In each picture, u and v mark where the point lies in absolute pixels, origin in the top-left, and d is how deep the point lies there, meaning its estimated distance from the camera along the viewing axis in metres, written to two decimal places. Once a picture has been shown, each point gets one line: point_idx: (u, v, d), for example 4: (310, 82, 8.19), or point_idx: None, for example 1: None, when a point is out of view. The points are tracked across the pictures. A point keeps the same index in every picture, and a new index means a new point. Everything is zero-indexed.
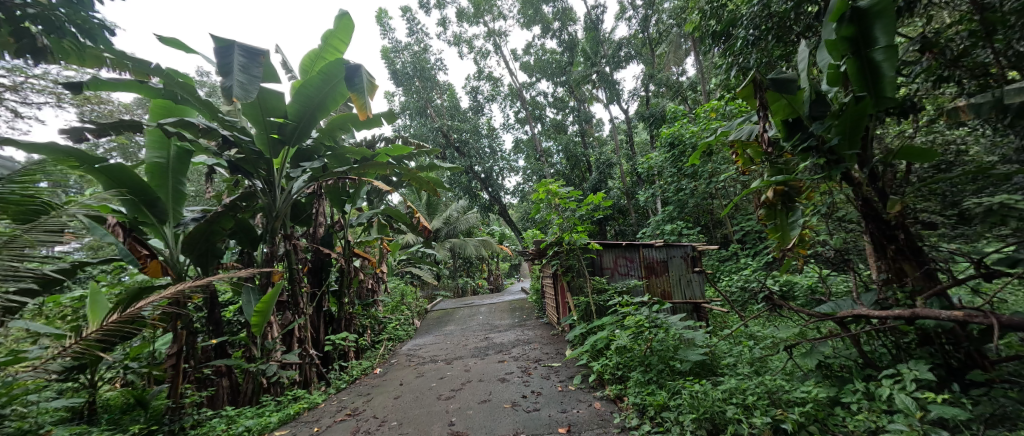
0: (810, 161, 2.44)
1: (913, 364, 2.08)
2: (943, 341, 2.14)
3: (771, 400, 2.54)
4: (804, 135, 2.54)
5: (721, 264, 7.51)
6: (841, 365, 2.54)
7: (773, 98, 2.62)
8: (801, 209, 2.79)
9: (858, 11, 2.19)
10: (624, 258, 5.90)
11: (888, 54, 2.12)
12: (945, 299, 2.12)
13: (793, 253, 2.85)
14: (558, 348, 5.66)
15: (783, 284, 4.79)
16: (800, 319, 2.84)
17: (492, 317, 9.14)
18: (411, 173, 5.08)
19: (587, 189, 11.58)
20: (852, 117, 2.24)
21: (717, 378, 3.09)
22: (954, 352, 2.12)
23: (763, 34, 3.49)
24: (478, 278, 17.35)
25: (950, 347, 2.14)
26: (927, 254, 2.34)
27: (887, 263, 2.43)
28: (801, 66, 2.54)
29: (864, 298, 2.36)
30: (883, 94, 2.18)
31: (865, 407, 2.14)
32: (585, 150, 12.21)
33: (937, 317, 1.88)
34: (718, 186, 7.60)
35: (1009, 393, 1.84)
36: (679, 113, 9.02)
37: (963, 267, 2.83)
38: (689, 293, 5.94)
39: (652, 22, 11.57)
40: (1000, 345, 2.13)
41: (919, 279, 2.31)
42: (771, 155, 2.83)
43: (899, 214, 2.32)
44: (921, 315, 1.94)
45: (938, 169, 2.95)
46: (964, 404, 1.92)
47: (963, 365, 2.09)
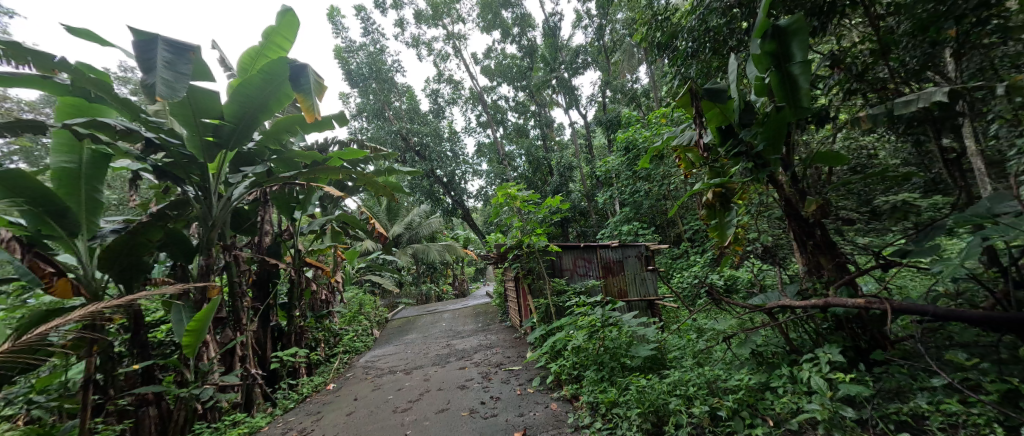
0: (742, 165, 2.67)
1: (827, 348, 2.29)
2: (850, 325, 2.41)
3: (710, 389, 2.70)
4: (735, 140, 2.75)
5: (674, 262, 7.92)
6: (771, 352, 2.76)
7: (707, 107, 2.82)
8: (736, 209, 3.03)
9: (779, 29, 2.43)
10: (583, 259, 6.10)
11: (805, 68, 2.34)
12: (853, 287, 2.37)
13: (731, 250, 3.18)
14: (520, 351, 5.67)
15: (728, 279, 5.12)
16: (738, 310, 3.07)
17: (456, 323, 9.03)
18: (367, 177, 4.86)
19: (550, 192, 11.80)
20: (776, 124, 2.46)
21: (665, 371, 3.25)
22: (862, 334, 2.38)
23: (701, 47, 3.78)
24: (443, 284, 17.06)
25: (859, 330, 2.40)
26: (840, 248, 2.61)
27: (807, 257, 2.68)
28: (731, 78, 2.76)
29: (789, 291, 2.58)
30: (801, 104, 2.38)
31: (790, 390, 2.34)
32: (546, 153, 12.43)
33: (844, 305, 2.09)
34: (670, 188, 8.00)
35: (900, 369, 2.11)
36: (633, 119, 9.45)
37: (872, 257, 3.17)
38: (644, 290, 6.19)
39: (607, 31, 12.06)
40: (899, 327, 2.41)
41: (833, 270, 2.57)
42: (710, 160, 3.04)
43: (815, 213, 2.58)
44: (833, 304, 2.15)
45: (851, 171, 3.30)
46: (868, 381, 2.16)
47: (869, 346, 2.35)
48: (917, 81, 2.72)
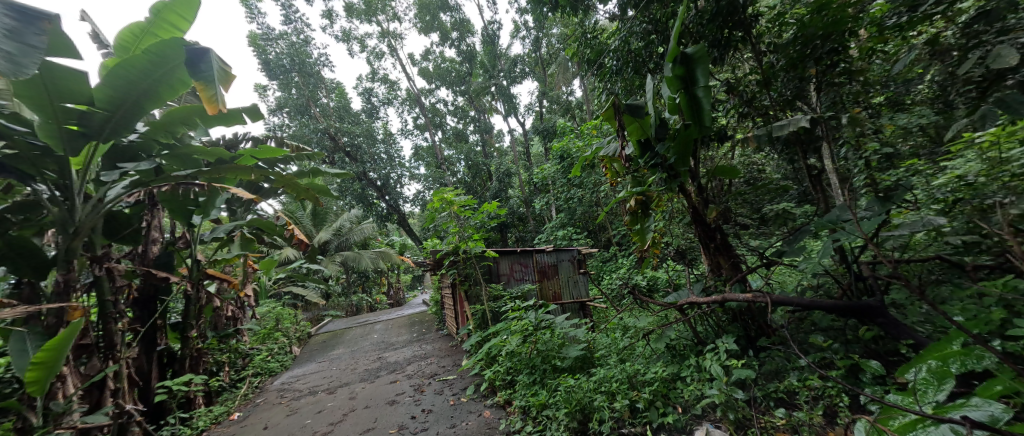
0: (658, 175, 2.94)
1: (725, 338, 2.60)
2: (743, 317, 2.78)
3: (630, 383, 2.90)
4: (652, 153, 3.02)
5: (605, 264, 8.40)
6: (683, 345, 3.05)
7: (629, 121, 3.10)
8: (654, 215, 3.31)
9: (686, 57, 2.76)
10: (520, 264, 6.22)
11: (706, 93, 2.65)
12: (745, 283, 2.72)
13: (649, 252, 3.43)
14: (455, 359, 5.59)
15: (650, 279, 5.57)
16: (655, 308, 3.35)
17: (389, 334, 8.65)
18: (285, 178, 4.42)
19: (488, 197, 11.85)
20: (684, 140, 2.75)
21: (592, 370, 3.44)
22: (751, 324, 2.74)
23: (624, 65, 4.10)
24: (376, 294, 16.22)
25: (750, 321, 2.77)
26: (735, 250, 2.98)
27: (710, 258, 3.04)
28: (648, 96, 3.04)
29: (696, 289, 2.90)
30: (704, 124, 2.69)
31: (696, 378, 2.62)
32: (485, 159, 12.49)
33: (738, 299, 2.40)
34: (601, 196, 8.49)
35: (778, 352, 2.49)
36: (567, 129, 9.91)
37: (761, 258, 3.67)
38: (577, 292, 6.44)
39: (543, 43, 12.56)
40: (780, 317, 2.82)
41: (730, 269, 2.94)
42: (631, 170, 3.31)
43: (716, 219, 2.93)
44: (729, 298, 2.44)
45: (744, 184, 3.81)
46: (755, 366, 2.50)
47: (756, 334, 2.71)
48: (790, 109, 3.25)
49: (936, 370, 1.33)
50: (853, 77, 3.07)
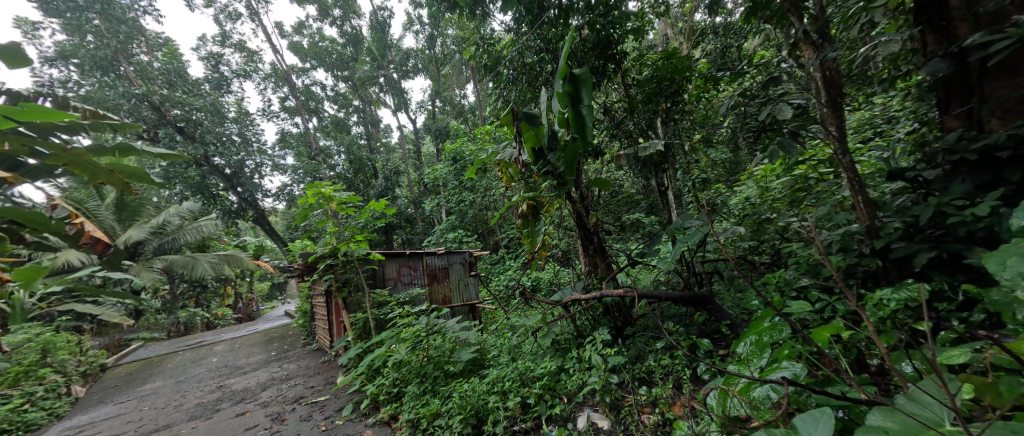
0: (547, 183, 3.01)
1: (600, 330, 2.77)
2: (613, 310, 3.05)
3: (521, 380, 2.89)
4: (543, 161, 3.11)
5: (493, 267, 8.49)
6: (564, 339, 3.19)
7: (525, 128, 3.11)
8: (543, 219, 3.38)
9: (575, 76, 2.86)
10: (408, 267, 5.79)
11: (590, 113, 2.77)
12: (617, 281, 2.95)
13: (538, 254, 3.49)
14: (327, 377, 4.92)
15: (535, 279, 5.82)
16: (540, 307, 3.42)
17: (239, 355, 7.24)
18: (64, 151, 3.30)
19: (371, 196, 10.95)
20: (572, 152, 2.87)
21: (484, 372, 3.37)
22: (619, 316, 3.02)
23: (519, 77, 4.17)
24: (221, 306, 13.48)
25: (620, 314, 3.04)
26: (608, 253, 3.25)
27: (589, 259, 3.25)
28: (541, 107, 3.08)
29: (575, 288, 3.05)
30: (589, 141, 2.83)
31: (578, 368, 2.74)
32: (369, 155, 11.63)
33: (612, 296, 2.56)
34: (492, 199, 8.63)
35: (640, 339, 2.80)
36: (460, 131, 9.83)
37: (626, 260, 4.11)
38: (467, 295, 6.37)
39: (437, 42, 12.33)
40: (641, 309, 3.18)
41: (604, 268, 3.18)
42: (524, 176, 3.34)
43: (594, 223, 3.14)
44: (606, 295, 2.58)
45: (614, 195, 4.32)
46: (625, 353, 2.73)
47: (622, 325, 3.00)
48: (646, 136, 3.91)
49: (754, 343, 1.60)
50: (686, 116, 3.90)
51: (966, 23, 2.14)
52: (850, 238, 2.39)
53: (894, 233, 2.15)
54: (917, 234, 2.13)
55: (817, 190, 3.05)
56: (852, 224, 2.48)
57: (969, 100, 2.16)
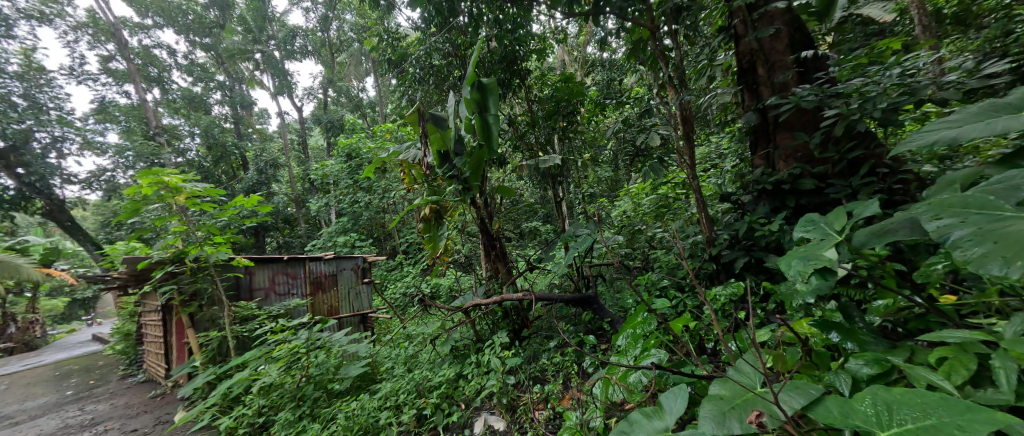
0: (453, 187, 3.05)
1: (500, 333, 2.92)
2: (513, 313, 3.25)
3: (417, 391, 2.86)
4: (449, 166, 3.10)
5: (389, 273, 8.06)
6: (464, 345, 3.29)
7: (432, 129, 3.15)
8: (447, 223, 3.40)
9: (483, 84, 2.97)
10: (285, 275, 5.14)
11: (497, 121, 2.90)
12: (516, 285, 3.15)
13: (440, 260, 3.46)
14: (161, 415, 4.12)
15: (434, 286, 5.73)
16: (441, 313, 3.44)
17: (27, 397, 5.51)
18: None
19: (240, 190, 9.51)
20: (477, 159, 2.93)
21: (375, 387, 3.20)
22: (518, 318, 3.25)
23: (427, 76, 4.18)
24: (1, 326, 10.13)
25: (517, 316, 3.26)
26: (509, 258, 3.43)
27: (492, 264, 3.39)
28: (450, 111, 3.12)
29: (478, 293, 3.13)
30: (493, 149, 2.96)
31: (476, 373, 2.85)
32: (233, 141, 10.24)
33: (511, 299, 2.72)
34: (391, 202, 8.27)
35: (535, 339, 3.01)
36: (357, 125, 9.25)
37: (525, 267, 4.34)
38: (358, 305, 5.95)
39: (333, 27, 11.48)
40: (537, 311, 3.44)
41: (505, 273, 3.35)
42: (428, 178, 3.32)
43: (497, 230, 3.30)
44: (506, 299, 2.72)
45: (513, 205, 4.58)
46: (521, 354, 2.94)
47: (520, 327, 3.22)
48: (545, 149, 4.33)
49: (631, 335, 1.89)
50: (579, 135, 4.42)
51: (766, 87, 2.87)
52: (697, 246, 2.95)
53: (723, 243, 2.71)
54: (741, 243, 2.66)
55: (675, 207, 3.74)
56: (698, 235, 3.06)
57: (767, 143, 2.89)
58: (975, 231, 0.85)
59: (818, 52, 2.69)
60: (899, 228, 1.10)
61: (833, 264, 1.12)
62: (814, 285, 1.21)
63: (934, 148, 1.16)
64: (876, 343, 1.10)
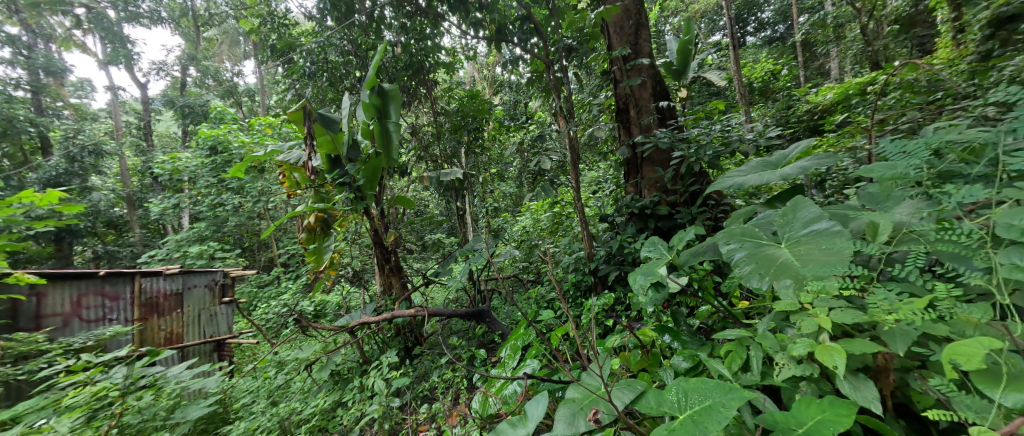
0: (344, 195, 2.76)
1: (387, 353, 2.76)
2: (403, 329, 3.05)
3: (281, 428, 2.54)
4: (339, 172, 2.83)
5: (259, 289, 6.98)
6: (348, 368, 3.09)
7: (320, 131, 2.83)
8: (334, 235, 3.12)
9: (383, 90, 2.86)
10: (100, 296, 3.65)
11: (397, 129, 2.81)
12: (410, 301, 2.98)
13: (324, 274, 3.12)
14: None
15: (314, 304, 5.16)
16: (321, 334, 3.14)
17: None
18: None
19: (42, 182, 7.30)
20: (373, 167, 2.78)
21: (227, 429, 2.68)
22: (409, 335, 3.15)
23: (317, 71, 3.84)
24: None
25: (409, 333, 3.16)
26: (405, 272, 3.25)
27: (383, 278, 3.14)
28: (343, 112, 2.90)
29: (365, 309, 2.84)
30: (392, 157, 2.86)
31: (357, 399, 2.66)
32: (36, 117, 7.88)
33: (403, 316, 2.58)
34: (266, 207, 7.27)
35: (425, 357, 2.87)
36: (227, 116, 8.01)
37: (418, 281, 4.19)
38: (211, 331, 4.49)
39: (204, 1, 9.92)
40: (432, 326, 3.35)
41: (399, 289, 3.15)
42: (315, 184, 3.03)
43: (393, 244, 3.15)
44: (397, 316, 2.58)
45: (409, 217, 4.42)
46: (410, 372, 2.86)
47: (412, 344, 3.14)
48: (449, 163, 4.34)
49: (511, 347, 1.95)
50: (483, 152, 4.57)
51: (636, 127, 3.37)
52: (579, 261, 3.24)
53: (600, 258, 3.02)
54: (615, 258, 3.01)
55: (564, 225, 4.05)
56: (580, 251, 3.36)
57: (636, 174, 3.36)
58: (748, 254, 1.11)
59: (672, 104, 3.30)
60: (709, 249, 1.39)
61: (663, 278, 1.37)
62: (651, 297, 1.47)
63: (731, 189, 1.59)
64: (693, 342, 1.35)
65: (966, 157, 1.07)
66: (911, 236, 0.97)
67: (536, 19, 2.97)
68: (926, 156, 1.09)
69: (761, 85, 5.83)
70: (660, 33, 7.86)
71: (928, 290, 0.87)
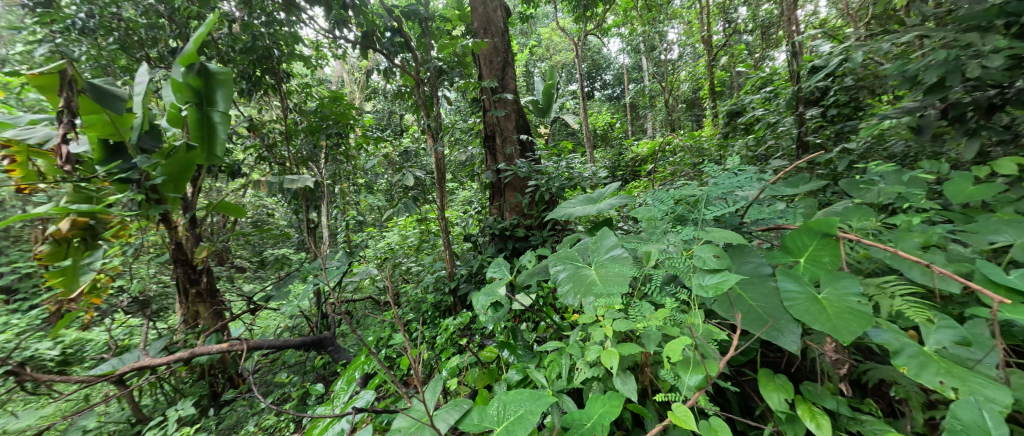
0: (124, 194, 1.99)
1: (180, 402, 1.93)
2: (212, 372, 2.28)
3: None
4: (123, 163, 2.12)
5: None
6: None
7: (90, 108, 2.09)
8: (104, 249, 2.20)
9: (206, 70, 2.36)
10: None
11: (224, 119, 2.35)
12: (221, 333, 2.22)
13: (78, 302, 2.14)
14: None
15: None
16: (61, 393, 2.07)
17: None
18: None
19: None
20: (182, 159, 2.16)
21: None
22: (220, 376, 2.32)
23: None
24: None
25: (219, 376, 2.33)
26: (221, 296, 2.50)
27: (184, 306, 2.35)
28: (137, 89, 2.24)
29: (149, 347, 2.01)
30: (214, 153, 2.35)
31: None
32: None
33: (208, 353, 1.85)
34: None
35: (240, 402, 2.14)
36: None
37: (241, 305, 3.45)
38: None
39: None
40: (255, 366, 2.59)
41: (209, 319, 2.39)
42: (70, 178, 2.09)
43: (204, 259, 2.35)
44: (197, 353, 1.82)
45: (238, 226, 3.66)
46: (213, 426, 2.02)
47: (222, 388, 2.30)
48: (300, 167, 3.84)
49: (346, 379, 1.58)
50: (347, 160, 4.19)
51: (500, 154, 3.60)
52: (440, 281, 3.19)
53: (461, 278, 3.03)
54: (473, 278, 3.07)
55: (427, 243, 3.96)
56: (441, 270, 3.32)
57: (499, 197, 3.57)
58: (569, 274, 1.28)
59: (531, 138, 3.65)
60: (542, 270, 1.56)
61: (502, 299, 1.46)
62: (490, 315, 1.56)
63: (562, 219, 1.84)
64: (526, 355, 1.45)
65: (694, 204, 1.43)
66: (660, 260, 1.24)
67: (406, 33, 2.91)
68: (667, 203, 1.43)
69: (602, 132, 6.96)
70: (527, 73, 8.69)
71: (666, 303, 1.15)
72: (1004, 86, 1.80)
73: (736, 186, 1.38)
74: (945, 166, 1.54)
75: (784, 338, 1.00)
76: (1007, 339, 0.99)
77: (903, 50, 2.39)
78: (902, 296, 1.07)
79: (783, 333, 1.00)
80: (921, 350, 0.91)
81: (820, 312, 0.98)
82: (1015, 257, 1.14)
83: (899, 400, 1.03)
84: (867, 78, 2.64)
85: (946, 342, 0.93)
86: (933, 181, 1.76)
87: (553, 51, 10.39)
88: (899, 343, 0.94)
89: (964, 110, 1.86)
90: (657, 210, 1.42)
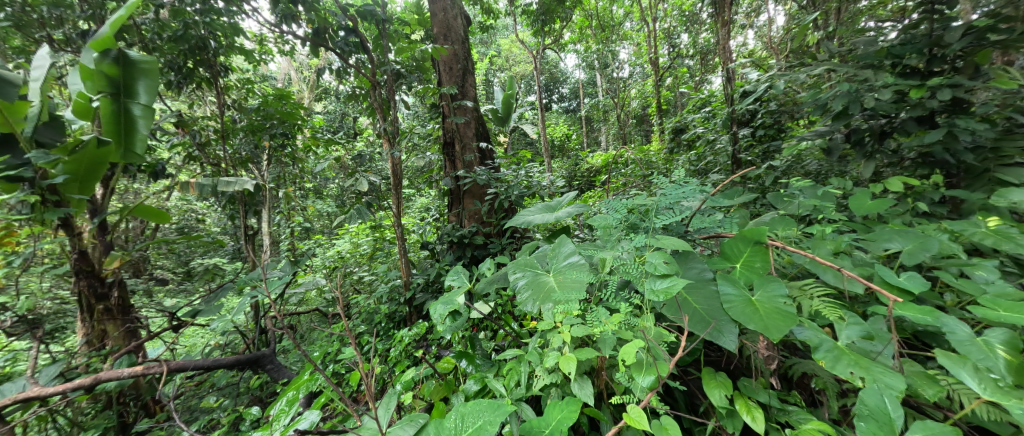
0: (15, 195, 1.71)
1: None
2: (121, 399, 2.01)
3: None
4: (13, 158, 1.79)
5: None
6: None
7: None
8: None
9: (126, 58, 2.11)
10: None
11: (146, 113, 2.10)
12: (135, 354, 1.97)
13: None
14: None
15: None
16: None
17: None
18: None
19: None
20: (92, 156, 1.89)
21: None
22: (132, 405, 2.06)
23: None
24: None
25: (130, 404, 2.06)
26: (135, 312, 2.22)
27: (87, 325, 2.06)
28: (34, 74, 1.95)
29: (39, 374, 1.72)
30: (132, 150, 2.08)
31: None
32: None
33: (118, 378, 1.63)
34: None
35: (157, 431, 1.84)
36: None
37: (162, 322, 3.07)
38: None
39: None
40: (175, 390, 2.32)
41: (119, 339, 2.11)
42: None
43: (116, 271, 2.08)
44: (103, 379, 1.60)
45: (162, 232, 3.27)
46: None
47: (134, 418, 2.04)
48: (239, 170, 3.56)
49: (288, 399, 1.45)
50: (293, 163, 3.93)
51: (459, 162, 3.56)
52: (395, 290, 3.07)
53: (417, 286, 2.93)
54: (430, 286, 2.98)
55: (381, 252, 3.80)
56: (395, 279, 3.19)
57: (458, 205, 3.53)
58: (528, 281, 1.28)
59: (491, 146, 3.65)
60: (502, 277, 1.54)
61: (460, 307, 1.41)
62: (449, 324, 1.50)
63: (522, 227, 1.84)
64: (484, 364, 1.42)
65: (645, 213, 1.49)
66: (615, 267, 1.27)
67: (362, 33, 2.78)
68: (621, 211, 1.48)
69: (559, 143, 7.16)
70: (487, 82, 8.76)
71: (619, 308, 1.17)
72: (893, 116, 2.10)
73: (681, 196, 1.46)
74: (849, 183, 1.76)
75: (724, 338, 1.05)
76: (902, 333, 1.11)
77: (818, 81, 2.71)
78: (820, 297, 1.18)
79: (722, 334, 1.06)
80: (835, 345, 0.99)
81: (754, 313, 1.04)
82: (903, 262, 1.29)
83: (819, 391, 1.11)
84: (787, 104, 3.03)
85: (855, 336, 1.01)
86: (841, 196, 2.00)
87: (513, 63, 10.56)
88: (819, 339, 1.01)
89: (863, 135, 2.14)
90: (611, 219, 1.48)
